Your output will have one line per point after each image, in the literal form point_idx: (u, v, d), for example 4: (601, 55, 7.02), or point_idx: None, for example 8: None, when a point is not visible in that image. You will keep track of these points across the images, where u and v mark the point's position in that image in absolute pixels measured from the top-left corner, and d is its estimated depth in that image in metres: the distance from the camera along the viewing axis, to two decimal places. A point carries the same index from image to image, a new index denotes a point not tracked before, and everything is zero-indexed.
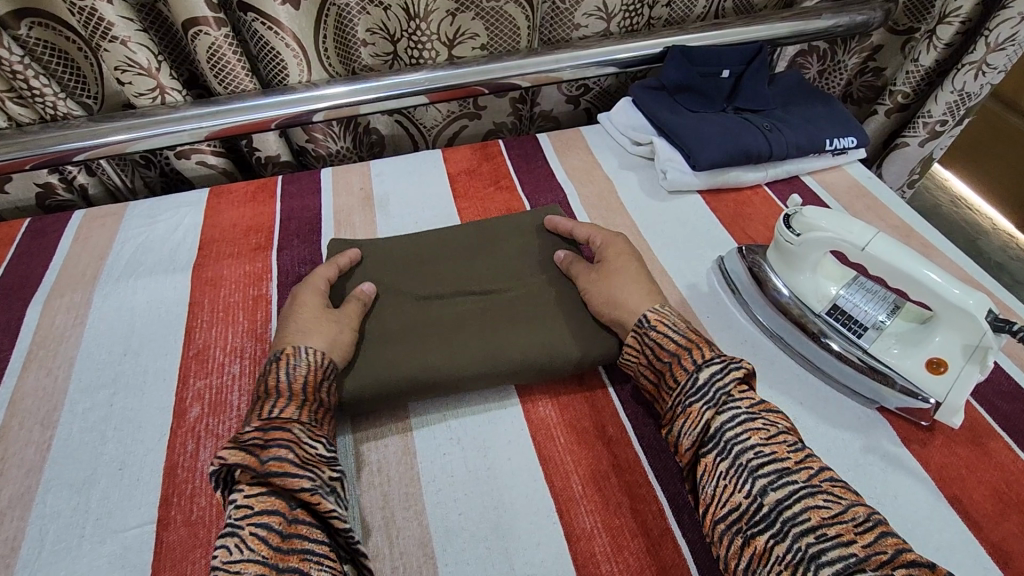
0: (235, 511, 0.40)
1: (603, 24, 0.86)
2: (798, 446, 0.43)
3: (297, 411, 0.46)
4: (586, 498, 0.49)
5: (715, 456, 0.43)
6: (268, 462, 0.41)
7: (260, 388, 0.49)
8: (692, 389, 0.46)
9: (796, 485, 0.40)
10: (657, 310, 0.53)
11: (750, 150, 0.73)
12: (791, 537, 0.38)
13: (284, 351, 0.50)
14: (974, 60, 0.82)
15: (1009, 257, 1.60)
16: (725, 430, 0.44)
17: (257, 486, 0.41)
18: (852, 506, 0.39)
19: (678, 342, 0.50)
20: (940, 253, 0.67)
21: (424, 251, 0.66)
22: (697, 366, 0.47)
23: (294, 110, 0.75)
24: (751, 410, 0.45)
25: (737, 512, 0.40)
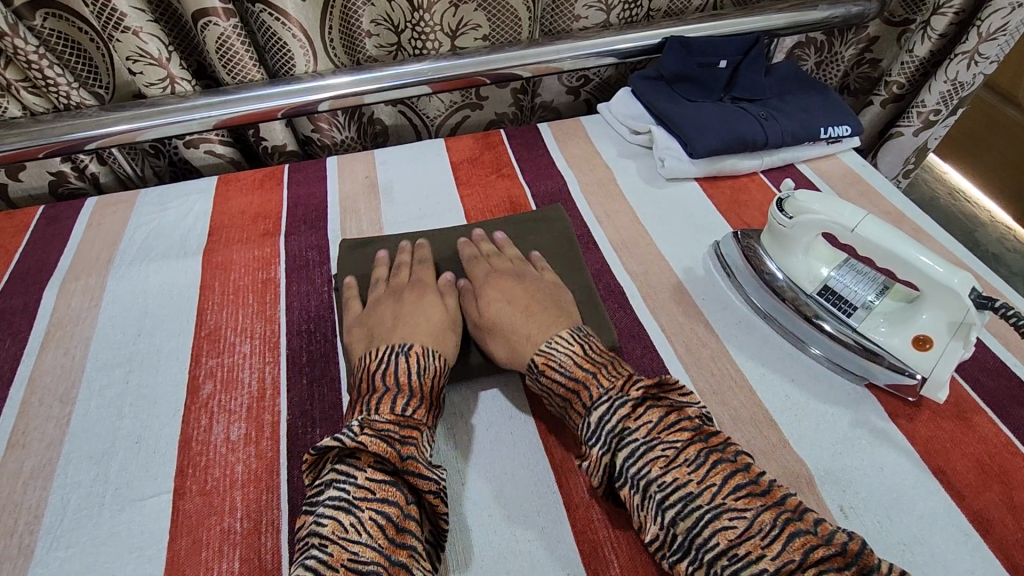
0: (355, 491, 0.42)
1: (603, 15, 0.87)
2: (698, 460, 0.43)
3: (420, 415, 0.49)
4: (584, 469, 0.51)
5: (627, 491, 0.44)
6: (405, 461, 0.44)
7: (383, 376, 0.50)
8: (588, 432, 0.47)
9: (701, 507, 0.40)
10: (544, 349, 0.52)
11: (747, 137, 0.75)
12: (705, 562, 0.39)
13: (413, 346, 0.53)
14: (967, 50, 0.84)
15: (1004, 248, 1.62)
16: (626, 467, 0.44)
17: (381, 476, 0.44)
18: (757, 514, 0.40)
19: (569, 383, 0.50)
20: (930, 237, 0.69)
21: (431, 248, 0.68)
22: (589, 408, 0.48)
23: (300, 99, 0.77)
24: (648, 437, 0.44)
25: (656, 542, 0.42)
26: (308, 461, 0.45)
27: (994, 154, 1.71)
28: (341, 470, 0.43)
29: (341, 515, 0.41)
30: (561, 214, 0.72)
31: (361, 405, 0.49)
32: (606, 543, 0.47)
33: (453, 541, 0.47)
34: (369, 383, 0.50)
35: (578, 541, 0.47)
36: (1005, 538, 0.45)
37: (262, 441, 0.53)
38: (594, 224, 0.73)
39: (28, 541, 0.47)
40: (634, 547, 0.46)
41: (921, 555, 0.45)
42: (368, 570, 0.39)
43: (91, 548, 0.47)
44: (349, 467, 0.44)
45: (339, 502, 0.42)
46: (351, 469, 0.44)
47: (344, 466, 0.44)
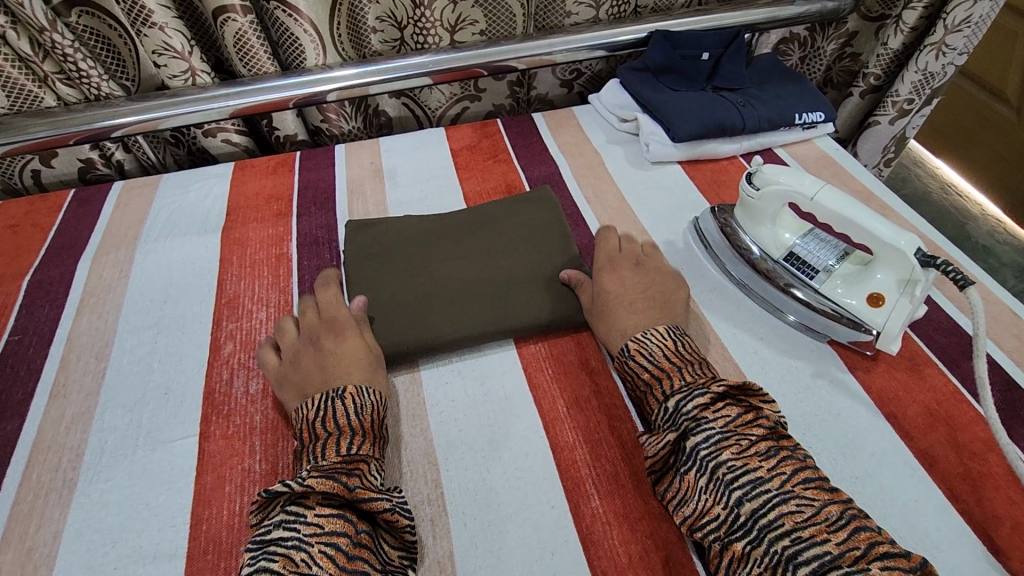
0: (305, 528, 0.43)
1: (592, 12, 0.93)
2: (768, 454, 0.45)
3: (367, 449, 0.50)
4: (569, 417, 0.56)
5: (694, 473, 0.46)
6: (353, 492, 0.45)
7: (321, 422, 0.51)
8: (664, 416, 0.50)
9: (770, 492, 0.43)
10: (637, 338, 0.56)
11: (725, 123, 0.80)
12: (768, 541, 0.41)
13: (347, 388, 0.53)
14: (934, 42, 0.89)
15: (995, 241, 1.76)
16: (699, 450, 0.46)
17: (330, 509, 0.44)
18: (824, 506, 0.42)
19: (653, 370, 0.53)
20: (895, 213, 0.74)
21: (428, 229, 0.73)
22: (669, 395, 0.51)
23: (310, 90, 0.84)
24: (725, 428, 0.47)
25: (716, 521, 0.44)
26: (257, 503, 0.46)
27: (985, 150, 1.83)
28: (289, 510, 0.44)
29: (291, 551, 0.42)
30: (551, 196, 0.77)
31: (307, 454, 0.49)
32: (588, 480, 0.52)
33: (448, 478, 0.52)
34: (310, 430, 0.51)
35: (562, 477, 0.52)
36: (949, 471, 0.50)
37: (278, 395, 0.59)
38: (583, 204, 0.78)
39: (72, 475, 0.53)
40: (612, 485, 0.51)
41: (870, 485, 0.50)
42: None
43: (127, 481, 0.53)
44: (298, 506, 0.45)
45: (287, 538, 0.42)
46: (301, 508, 0.44)
47: (293, 506, 0.45)
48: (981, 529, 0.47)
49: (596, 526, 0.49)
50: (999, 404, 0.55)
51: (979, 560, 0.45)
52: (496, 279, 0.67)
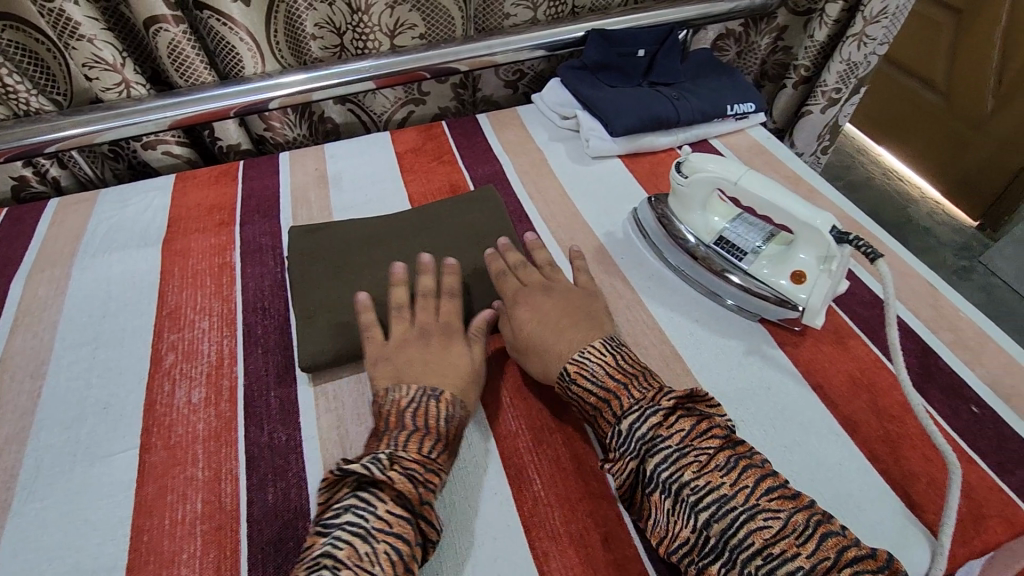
0: (375, 521, 0.42)
1: (530, 13, 0.95)
2: (728, 465, 0.45)
3: (442, 459, 0.50)
4: (512, 407, 0.58)
5: (658, 495, 0.45)
6: (423, 504, 0.45)
7: (411, 415, 0.51)
8: (620, 440, 0.48)
9: (736, 509, 0.42)
10: (577, 360, 0.54)
11: (660, 116, 0.83)
12: (740, 563, 0.41)
13: (444, 393, 0.53)
14: (855, 33, 0.93)
15: (933, 222, 1.87)
16: (659, 473, 0.45)
17: (401, 510, 0.44)
18: (790, 515, 0.42)
19: (599, 392, 0.52)
20: (822, 197, 0.78)
21: (371, 232, 0.74)
22: (621, 416, 0.49)
23: (252, 98, 0.83)
24: (682, 445, 0.46)
25: (687, 545, 0.43)
26: (328, 480, 0.46)
27: (922, 137, 1.95)
28: (361, 496, 0.44)
29: (356, 540, 0.41)
30: (494, 195, 0.79)
31: (389, 438, 0.49)
32: (530, 465, 0.53)
33: None
34: (398, 418, 0.51)
35: (505, 464, 0.53)
36: (870, 435, 0.53)
37: (221, 403, 0.58)
38: (526, 201, 0.80)
39: (5, 496, 0.52)
40: (554, 468, 0.53)
41: (798, 453, 0.52)
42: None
43: (64, 498, 0.52)
44: (372, 495, 0.44)
45: (354, 525, 0.42)
46: (374, 497, 0.44)
47: (366, 492, 0.44)
48: (900, 487, 0.50)
49: (538, 509, 0.50)
50: (915, 369, 0.58)
51: (899, 517, 0.48)
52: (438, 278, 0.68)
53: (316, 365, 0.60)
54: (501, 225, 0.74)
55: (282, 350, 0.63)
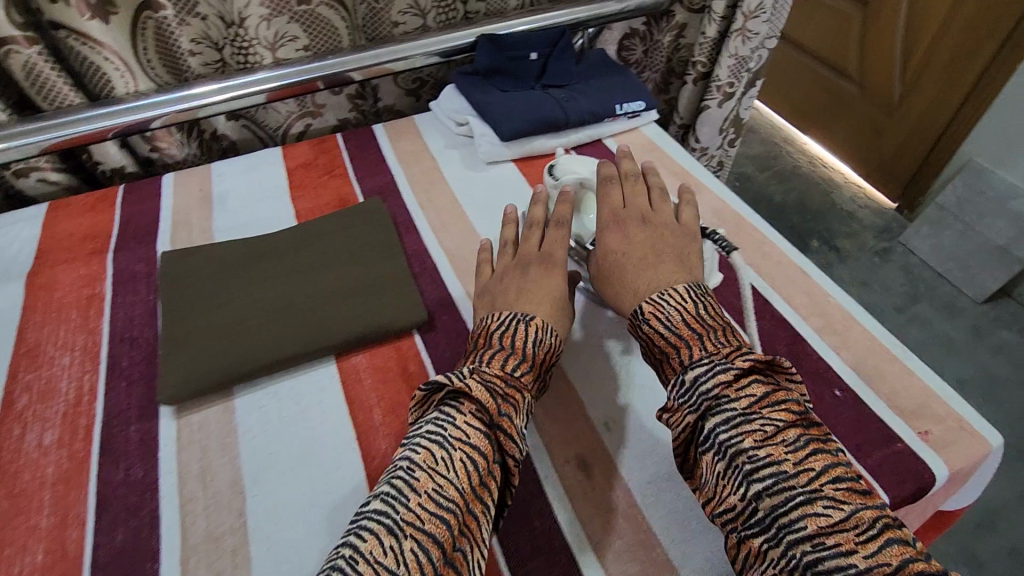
0: (452, 432, 0.45)
1: (420, 20, 0.94)
2: (797, 443, 0.42)
3: (527, 380, 0.51)
4: (384, 425, 0.56)
5: (712, 456, 0.44)
6: (501, 419, 0.47)
7: (500, 335, 0.53)
8: (681, 391, 0.47)
9: (794, 490, 0.39)
10: (653, 300, 0.53)
11: (548, 118, 0.83)
12: (785, 543, 0.38)
13: (535, 319, 0.55)
14: (738, 28, 0.95)
15: (856, 206, 1.94)
16: (716, 433, 0.44)
17: (477, 424, 0.46)
18: (857, 510, 0.38)
19: (671, 337, 0.50)
20: (708, 192, 0.80)
21: (250, 252, 0.71)
22: (688, 365, 0.48)
23: (131, 119, 0.80)
24: (749, 410, 0.43)
25: (733, 513, 0.42)
26: (416, 398, 0.50)
27: (841, 125, 2.02)
28: (443, 409, 0.47)
29: (433, 447, 0.44)
30: (381, 207, 0.77)
31: (475, 356, 0.52)
32: None
33: (254, 506, 0.51)
34: (486, 340, 0.53)
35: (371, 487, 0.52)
36: None
37: (75, 443, 0.55)
38: (416, 210, 0.79)
39: None
40: None
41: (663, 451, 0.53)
42: (447, 508, 0.41)
43: None
44: (452, 408, 0.47)
45: (433, 434, 0.45)
46: (454, 411, 0.47)
47: (448, 407, 0.47)
48: None
49: None
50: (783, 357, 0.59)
51: None
52: (314, 295, 0.65)
53: (177, 395, 0.57)
54: (387, 236, 0.72)
55: (147, 382, 0.60)
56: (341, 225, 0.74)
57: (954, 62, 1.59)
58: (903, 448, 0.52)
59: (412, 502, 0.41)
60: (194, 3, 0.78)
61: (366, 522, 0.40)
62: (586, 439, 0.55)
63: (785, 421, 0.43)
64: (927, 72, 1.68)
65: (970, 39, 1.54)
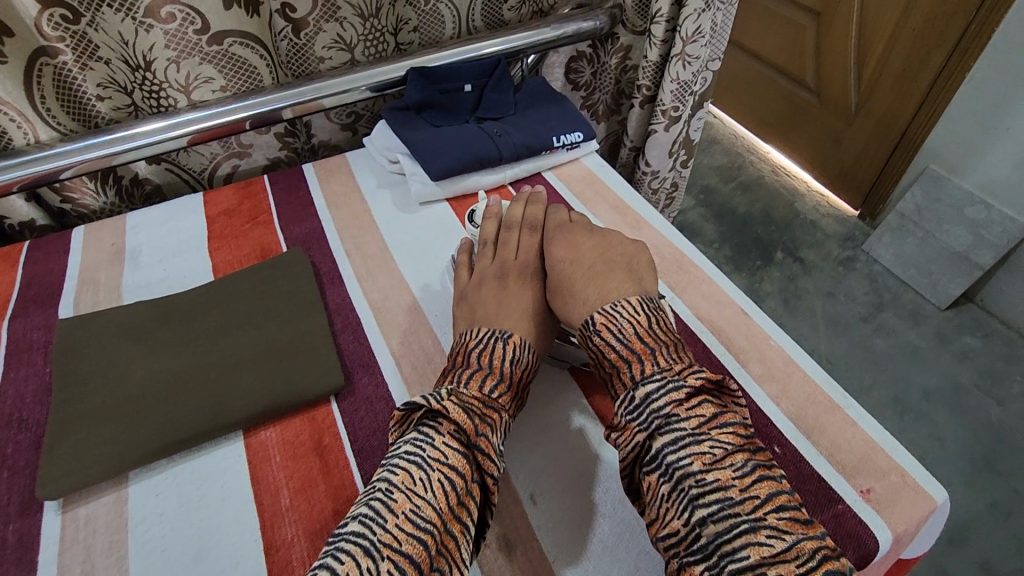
0: (430, 453, 0.45)
1: (347, 54, 0.90)
2: (745, 469, 0.41)
3: (504, 399, 0.51)
4: (291, 509, 0.51)
5: (658, 476, 0.43)
6: (479, 438, 0.47)
7: (479, 354, 0.53)
8: (630, 407, 0.46)
9: (739, 518, 0.39)
10: (606, 311, 0.53)
11: (481, 155, 0.80)
12: (727, 573, 0.38)
13: (512, 335, 0.55)
14: (677, 53, 0.93)
15: (820, 215, 1.93)
16: (664, 454, 0.43)
17: (457, 444, 0.46)
18: (799, 540, 0.38)
19: (621, 350, 0.50)
20: (649, 227, 0.77)
21: (158, 313, 0.66)
22: (639, 381, 0.47)
23: (34, 171, 0.75)
24: (698, 431, 0.43)
25: (675, 537, 0.41)
26: (394, 418, 0.49)
27: (801, 134, 2.03)
28: (423, 428, 0.47)
29: (411, 467, 0.44)
30: (303, 258, 0.72)
31: (453, 376, 0.52)
32: None
33: None
34: (464, 357, 0.54)
35: None
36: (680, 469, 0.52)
37: None
38: (343, 258, 0.74)
39: None
40: None
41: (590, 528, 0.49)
42: (425, 529, 0.41)
43: None
44: (431, 428, 0.47)
45: (412, 454, 0.45)
46: (433, 430, 0.47)
47: (427, 426, 0.47)
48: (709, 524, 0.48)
49: None
50: None
51: None
52: (222, 363, 0.60)
53: (61, 490, 0.52)
54: (307, 290, 0.68)
55: (33, 471, 0.54)
56: (259, 280, 0.69)
57: (907, 68, 1.59)
58: (845, 509, 0.48)
59: (390, 524, 0.41)
60: (94, 47, 0.73)
61: (343, 544, 0.40)
62: (511, 515, 0.51)
63: (734, 443, 0.43)
64: (882, 79, 1.68)
65: (920, 46, 1.54)
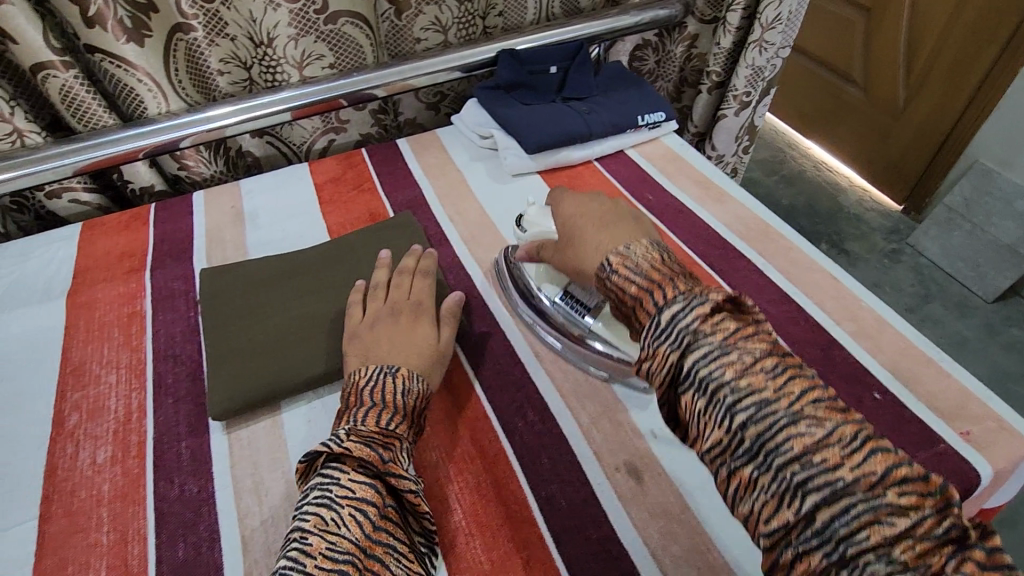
0: (338, 490, 0.45)
1: (441, 36, 0.96)
2: (776, 370, 0.40)
3: (403, 429, 0.51)
4: (433, 436, 0.57)
5: (693, 394, 0.41)
6: (387, 464, 0.47)
7: (369, 392, 0.52)
8: (657, 331, 0.43)
9: (777, 414, 0.38)
10: (621, 250, 0.50)
11: (572, 130, 0.85)
12: (775, 468, 0.37)
13: (400, 369, 0.54)
14: (756, 39, 0.98)
15: (863, 209, 1.95)
16: (697, 369, 0.41)
17: (364, 477, 0.46)
18: (838, 427, 0.38)
19: (642, 282, 0.47)
20: (733, 200, 0.81)
21: (285, 267, 0.72)
22: (661, 306, 0.44)
23: (159, 139, 0.81)
24: (726, 343, 0.41)
25: (718, 447, 0.40)
26: (300, 470, 0.49)
27: (844, 129, 2.05)
28: (326, 471, 0.46)
29: (321, 510, 0.44)
30: (412, 221, 0.78)
31: (348, 416, 0.51)
32: (450, 497, 0.52)
33: None
34: (357, 396, 0.52)
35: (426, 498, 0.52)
36: None
37: (128, 460, 0.56)
38: (446, 223, 0.80)
39: None
40: (474, 498, 0.52)
41: None
42: (344, 561, 0.41)
43: None
44: (334, 470, 0.46)
45: (320, 497, 0.44)
46: (337, 471, 0.46)
47: (330, 468, 0.46)
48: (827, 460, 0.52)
49: (459, 539, 0.50)
50: (820, 360, 0.61)
51: None
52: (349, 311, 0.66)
53: (223, 413, 0.58)
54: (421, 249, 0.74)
55: (194, 399, 0.61)
56: (375, 240, 0.75)
57: (959, 64, 1.61)
58: (946, 449, 0.53)
59: (311, 566, 0.40)
60: (223, 24, 0.80)
61: None
62: (634, 446, 0.56)
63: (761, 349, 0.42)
64: (931, 75, 1.69)
65: (974, 41, 1.55)
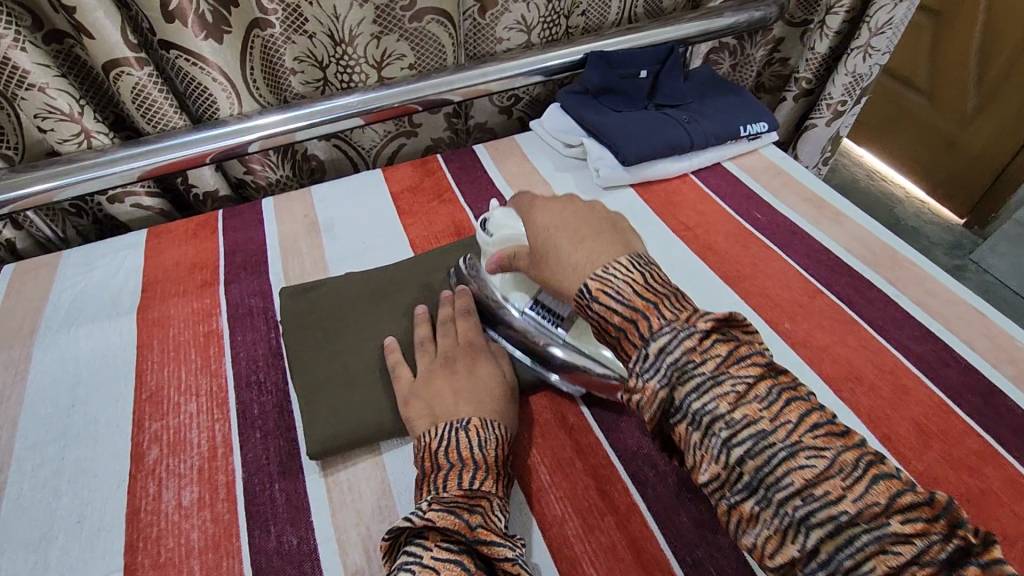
0: (421, 569, 0.38)
1: (524, 36, 0.89)
2: (770, 397, 0.35)
3: (489, 485, 0.45)
4: (554, 486, 0.51)
5: (685, 426, 0.36)
6: (477, 531, 0.41)
7: (442, 452, 0.46)
8: (646, 364, 0.38)
9: (776, 446, 0.34)
10: (599, 275, 0.43)
11: (672, 141, 0.79)
12: (775, 503, 0.33)
13: (471, 419, 0.48)
14: (861, 45, 0.91)
15: (922, 221, 1.87)
16: (689, 403, 0.36)
17: (448, 552, 0.39)
18: (839, 454, 0.33)
19: (624, 311, 0.41)
20: (850, 220, 0.74)
21: (372, 287, 0.66)
22: (648, 341, 0.38)
23: (228, 142, 0.75)
24: (718, 371, 0.36)
25: (716, 480, 0.35)
26: (381, 550, 0.42)
27: (902, 138, 1.97)
28: (408, 550, 0.40)
29: None
30: None
31: (425, 484, 0.45)
32: (584, 559, 0.46)
33: None
34: (431, 460, 0.46)
35: (556, 561, 0.46)
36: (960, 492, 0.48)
37: (217, 503, 0.50)
38: None
39: None
40: (610, 562, 0.46)
41: None
42: None
43: None
44: (417, 546, 0.40)
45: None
46: (420, 548, 0.40)
47: (413, 546, 0.40)
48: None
49: None
50: (983, 409, 0.54)
51: None
52: None
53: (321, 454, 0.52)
54: None
55: (284, 434, 0.55)
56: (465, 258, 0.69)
57: None
58: None
59: None
60: (303, 20, 0.74)
61: None
62: None
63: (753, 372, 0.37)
64: (1007, 83, 1.61)
65: None
